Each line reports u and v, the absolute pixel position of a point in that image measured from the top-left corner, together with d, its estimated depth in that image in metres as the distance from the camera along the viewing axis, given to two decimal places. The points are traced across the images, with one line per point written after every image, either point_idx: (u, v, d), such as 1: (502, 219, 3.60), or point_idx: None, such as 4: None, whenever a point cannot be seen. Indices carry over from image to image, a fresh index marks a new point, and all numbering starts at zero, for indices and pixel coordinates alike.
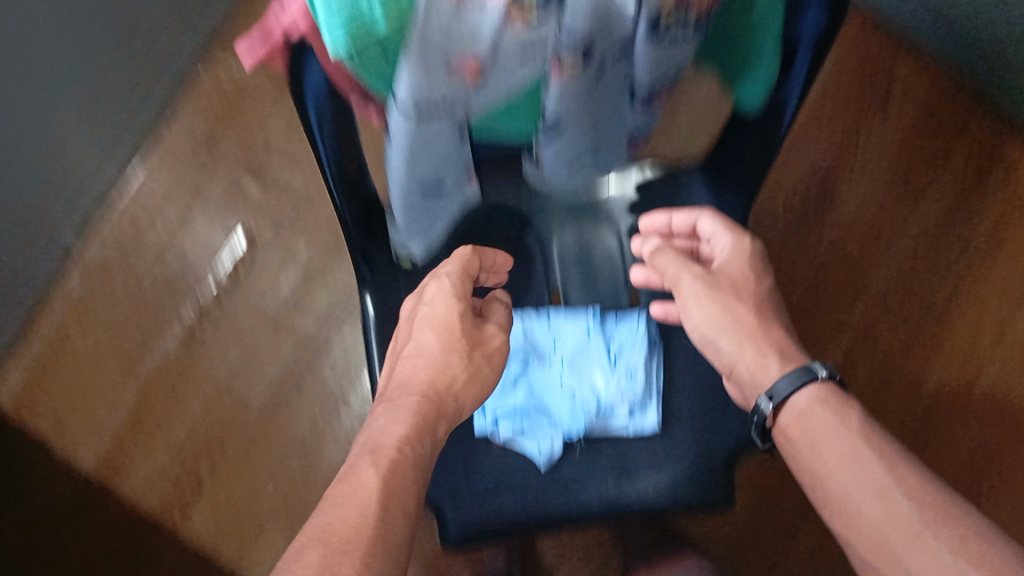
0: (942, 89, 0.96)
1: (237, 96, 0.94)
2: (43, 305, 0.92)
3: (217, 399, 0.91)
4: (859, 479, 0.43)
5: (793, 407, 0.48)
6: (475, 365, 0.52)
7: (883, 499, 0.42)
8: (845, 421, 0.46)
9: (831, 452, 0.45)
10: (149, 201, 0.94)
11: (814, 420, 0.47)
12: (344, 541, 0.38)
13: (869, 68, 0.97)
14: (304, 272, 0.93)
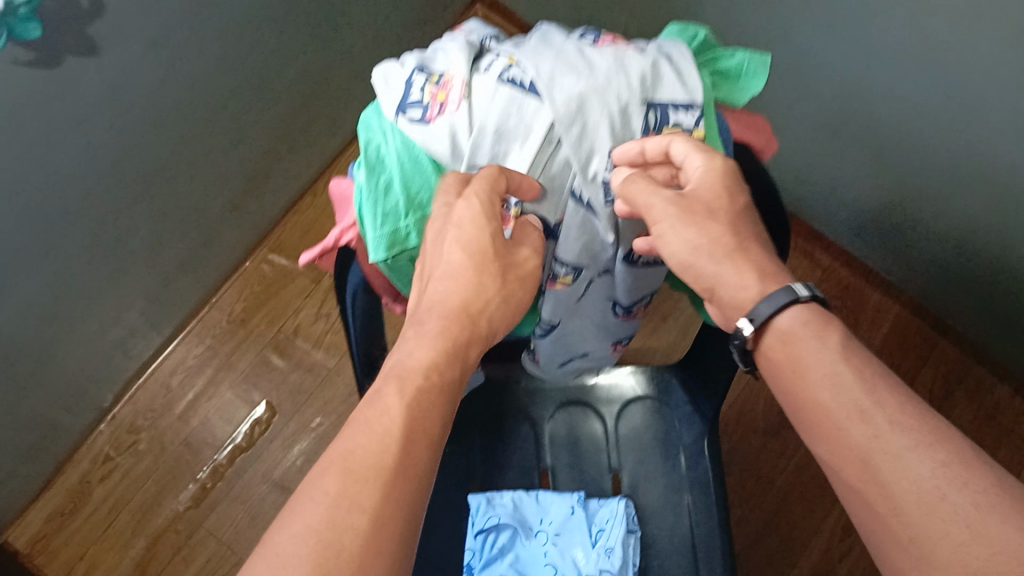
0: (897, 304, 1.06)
1: (260, 279, 1.06)
2: (71, 460, 0.99)
3: (220, 562, 0.95)
4: (837, 395, 0.42)
5: (775, 328, 0.45)
6: (509, 288, 0.50)
7: (863, 416, 0.40)
8: (820, 339, 0.44)
9: (808, 356, 0.43)
10: (184, 375, 1.03)
11: (806, 332, 0.44)
12: (365, 468, 0.38)
13: (833, 303, 1.07)
14: (316, 441, 1.00)
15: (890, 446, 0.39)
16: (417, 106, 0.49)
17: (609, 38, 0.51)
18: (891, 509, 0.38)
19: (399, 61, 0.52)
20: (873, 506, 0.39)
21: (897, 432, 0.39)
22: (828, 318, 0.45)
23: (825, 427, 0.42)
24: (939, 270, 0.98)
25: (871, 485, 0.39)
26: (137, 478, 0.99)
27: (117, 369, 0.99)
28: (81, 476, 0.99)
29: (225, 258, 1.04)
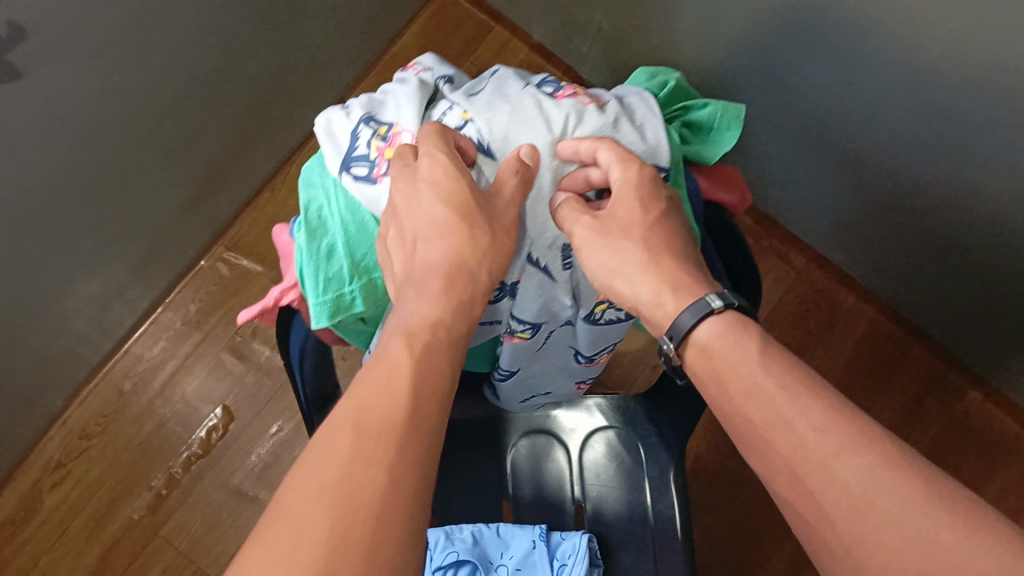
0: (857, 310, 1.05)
1: (219, 277, 1.01)
2: (20, 467, 0.96)
3: (176, 572, 0.93)
4: (765, 406, 0.40)
5: (694, 341, 0.43)
6: (499, 241, 0.45)
7: (787, 427, 0.39)
8: (742, 349, 0.42)
9: (736, 369, 0.41)
10: (137, 376, 0.99)
11: (726, 344, 0.42)
12: (377, 431, 0.35)
13: (792, 311, 1.05)
14: (276, 447, 0.97)
15: (817, 451, 0.38)
16: (362, 162, 0.47)
17: (568, 88, 0.50)
18: (822, 521, 0.37)
19: (345, 108, 0.49)
20: (810, 520, 0.38)
21: (824, 436, 0.38)
22: (746, 326, 0.42)
23: (758, 433, 0.40)
24: (915, 280, 0.95)
25: (808, 500, 0.38)
26: (90, 486, 0.96)
27: (66, 374, 0.95)
28: (31, 483, 0.96)
29: (179, 257, 1.00)
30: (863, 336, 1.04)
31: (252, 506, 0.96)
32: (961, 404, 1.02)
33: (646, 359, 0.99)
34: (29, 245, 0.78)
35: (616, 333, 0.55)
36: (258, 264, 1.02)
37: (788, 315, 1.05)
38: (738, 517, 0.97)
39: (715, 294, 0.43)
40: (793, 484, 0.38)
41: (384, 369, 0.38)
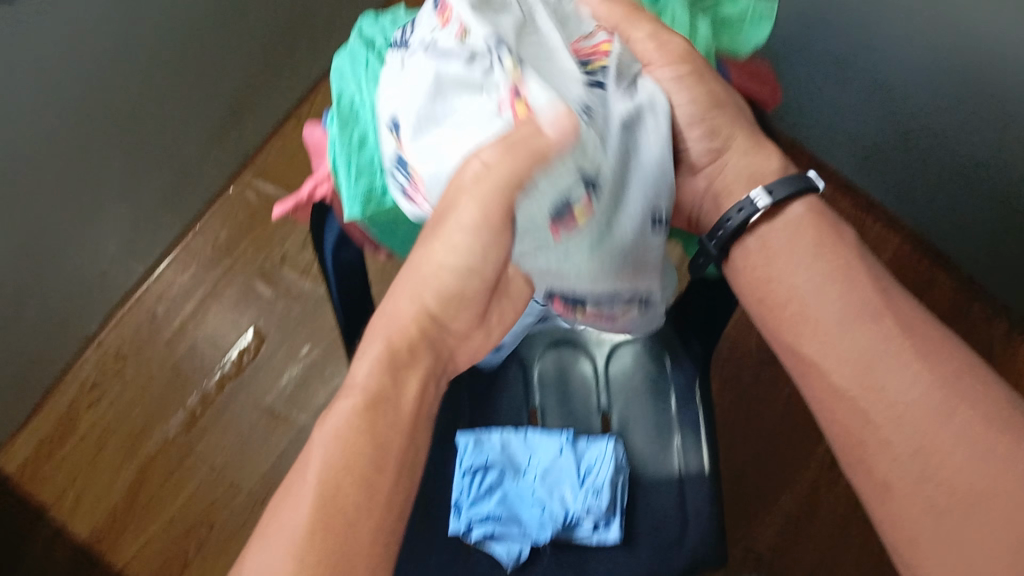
0: (880, 238, 1.04)
1: (247, 204, 1.03)
2: (59, 387, 0.99)
3: (211, 487, 0.97)
4: (827, 292, 0.46)
5: (784, 215, 0.49)
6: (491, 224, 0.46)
7: (857, 321, 0.44)
8: (831, 238, 0.48)
9: (824, 258, 0.47)
10: (167, 301, 1.01)
11: (819, 221, 0.48)
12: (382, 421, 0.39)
13: None
14: (306, 369, 0.99)
15: (873, 347, 0.43)
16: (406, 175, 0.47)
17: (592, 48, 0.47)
18: (868, 400, 0.43)
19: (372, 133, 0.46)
20: (844, 393, 0.44)
21: (886, 336, 0.43)
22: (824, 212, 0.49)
23: (822, 321, 0.45)
24: (942, 207, 0.95)
25: (870, 389, 0.42)
26: (126, 406, 0.98)
27: (100, 297, 0.97)
28: (69, 403, 0.98)
29: (209, 183, 1.01)
30: (886, 266, 1.04)
31: (284, 426, 0.98)
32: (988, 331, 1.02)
33: None
34: (57, 168, 0.80)
35: (668, 284, 0.56)
36: (285, 191, 1.03)
37: None
38: (761, 440, 0.99)
39: (760, 189, 0.49)
40: (859, 373, 0.43)
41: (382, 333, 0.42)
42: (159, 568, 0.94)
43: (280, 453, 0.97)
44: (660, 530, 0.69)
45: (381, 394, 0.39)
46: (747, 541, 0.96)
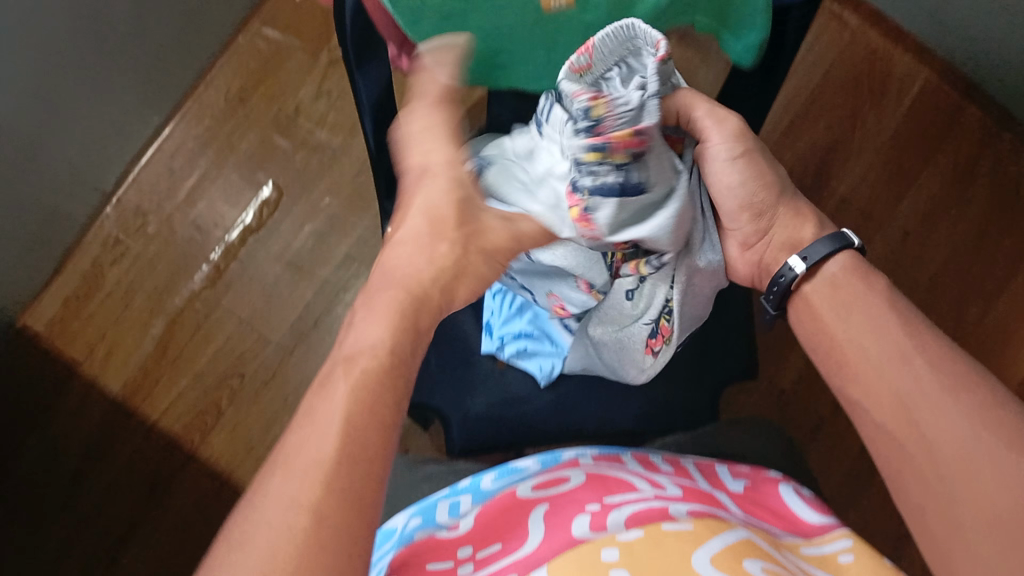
0: (903, 72, 1.01)
1: (259, 52, 1.00)
2: (80, 245, 0.99)
3: (240, 340, 0.97)
4: (874, 336, 0.44)
5: (822, 274, 0.48)
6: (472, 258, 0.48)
7: (903, 360, 0.43)
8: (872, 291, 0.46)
9: (860, 313, 0.45)
10: (183, 154, 1.00)
11: (851, 279, 0.47)
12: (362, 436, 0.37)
13: (839, 75, 1.01)
14: (326, 221, 0.99)
15: (921, 386, 0.41)
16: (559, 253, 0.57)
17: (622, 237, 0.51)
18: (911, 433, 0.41)
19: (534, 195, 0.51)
20: (892, 431, 0.42)
21: (936, 375, 0.41)
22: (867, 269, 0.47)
23: (867, 376, 0.44)
24: (976, 28, 0.91)
25: (910, 430, 0.41)
26: (148, 261, 0.99)
27: (115, 151, 0.96)
28: (92, 261, 0.98)
29: (217, 32, 0.98)
30: (909, 101, 1.01)
31: (308, 278, 0.98)
32: (1011, 164, 1.00)
33: None
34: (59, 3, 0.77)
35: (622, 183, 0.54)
36: (296, 39, 1.00)
37: (832, 77, 1.01)
38: None
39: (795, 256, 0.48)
40: (894, 416, 0.42)
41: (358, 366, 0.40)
42: (192, 418, 0.96)
43: (305, 304, 0.98)
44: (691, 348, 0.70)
45: (408, 323, 0.44)
46: (773, 378, 0.99)
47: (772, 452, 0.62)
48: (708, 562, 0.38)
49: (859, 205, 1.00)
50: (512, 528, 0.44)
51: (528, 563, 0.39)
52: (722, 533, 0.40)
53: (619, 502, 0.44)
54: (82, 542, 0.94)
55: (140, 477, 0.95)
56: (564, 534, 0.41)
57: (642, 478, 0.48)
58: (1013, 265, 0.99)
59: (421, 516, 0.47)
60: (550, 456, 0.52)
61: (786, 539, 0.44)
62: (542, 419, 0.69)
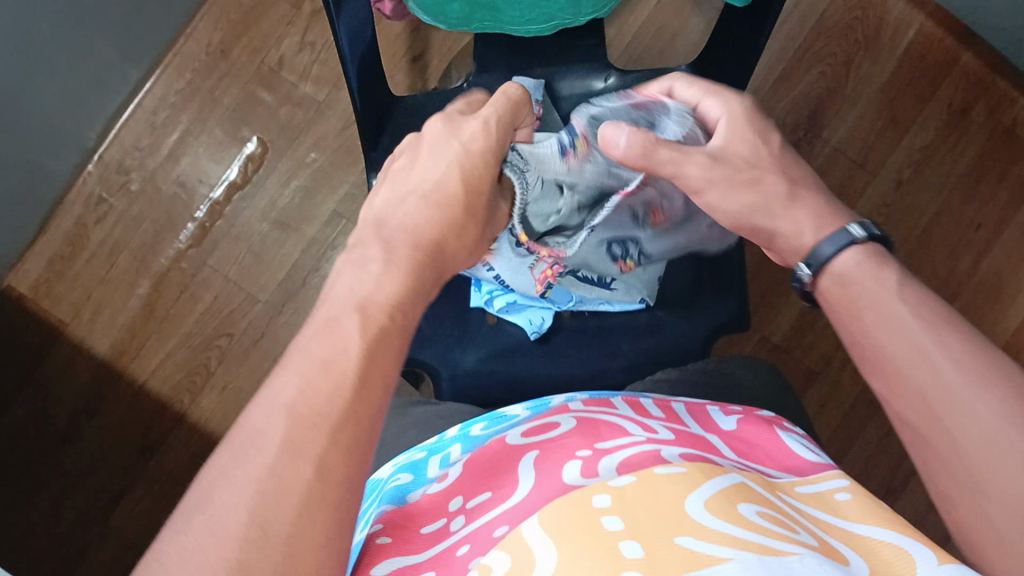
0: (899, 16, 0.99)
1: (240, 4, 0.98)
2: (62, 203, 0.97)
3: (228, 299, 0.97)
4: (889, 333, 0.45)
5: (830, 271, 0.49)
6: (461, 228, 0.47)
7: (919, 356, 0.43)
8: (879, 280, 0.47)
9: (874, 314, 0.46)
10: (165, 111, 0.98)
11: (862, 274, 0.47)
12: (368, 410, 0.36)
13: (836, 20, 0.99)
14: (312, 178, 0.97)
15: (944, 381, 0.42)
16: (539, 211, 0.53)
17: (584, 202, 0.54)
18: (944, 437, 0.42)
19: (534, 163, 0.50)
20: (929, 436, 0.42)
21: (958, 368, 0.42)
22: (884, 256, 0.48)
23: (899, 375, 0.44)
24: None
25: (927, 418, 0.42)
26: (132, 220, 0.97)
27: (95, 107, 0.94)
28: (75, 220, 0.97)
29: None
30: (905, 47, 0.99)
31: (295, 236, 0.97)
32: (1005, 110, 0.99)
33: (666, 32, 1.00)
34: None
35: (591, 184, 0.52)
36: None
37: (828, 22, 0.99)
38: None
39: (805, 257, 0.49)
40: (917, 408, 0.43)
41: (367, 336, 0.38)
42: (182, 379, 0.96)
43: (293, 262, 0.97)
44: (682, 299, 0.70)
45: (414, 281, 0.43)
46: (764, 331, 0.98)
47: (775, 388, 0.63)
48: (703, 506, 0.35)
49: (854, 154, 0.99)
50: (501, 475, 0.42)
51: (517, 514, 0.37)
52: (715, 478, 0.38)
53: (611, 449, 0.41)
54: (75, 503, 0.94)
55: (131, 438, 0.95)
56: (555, 480, 0.39)
57: (632, 422, 0.46)
58: (1004, 213, 0.99)
59: (411, 473, 0.48)
60: (539, 404, 0.52)
61: (783, 480, 0.43)
62: (534, 371, 0.69)
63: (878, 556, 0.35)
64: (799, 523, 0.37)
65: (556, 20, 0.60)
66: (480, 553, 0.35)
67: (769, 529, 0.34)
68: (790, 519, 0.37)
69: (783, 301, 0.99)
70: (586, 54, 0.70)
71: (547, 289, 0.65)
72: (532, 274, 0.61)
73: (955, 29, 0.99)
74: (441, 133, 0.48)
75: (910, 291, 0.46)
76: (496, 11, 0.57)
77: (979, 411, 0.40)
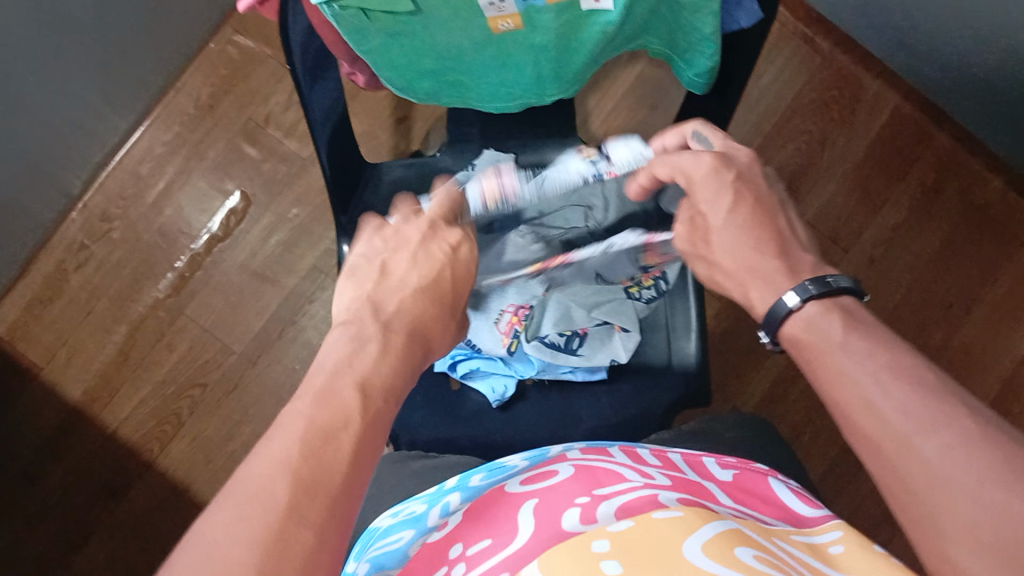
0: (874, 95, 1.01)
1: (230, 60, 1.00)
2: (44, 247, 0.98)
3: (202, 348, 0.97)
4: (844, 385, 0.43)
5: (788, 332, 0.48)
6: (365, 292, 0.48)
7: (871, 410, 0.41)
8: (827, 335, 0.45)
9: (827, 370, 0.44)
10: (151, 160, 0.99)
11: (815, 334, 0.46)
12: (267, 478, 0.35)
13: (812, 97, 1.01)
14: (293, 233, 0.99)
15: (895, 432, 0.40)
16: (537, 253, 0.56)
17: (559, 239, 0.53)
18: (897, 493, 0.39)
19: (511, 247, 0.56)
20: (892, 484, 0.40)
21: (917, 407, 0.40)
22: (846, 309, 0.46)
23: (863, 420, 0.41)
24: (946, 59, 0.91)
25: (886, 468, 0.40)
26: (113, 266, 0.98)
27: (82, 154, 0.95)
28: (56, 264, 0.98)
29: (188, 37, 0.98)
30: (880, 125, 1.01)
31: (272, 288, 0.98)
32: (979, 187, 1.01)
33: (645, 103, 1.02)
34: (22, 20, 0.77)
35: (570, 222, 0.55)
36: (267, 47, 1.00)
37: (805, 99, 1.01)
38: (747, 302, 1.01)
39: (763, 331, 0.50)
40: (874, 458, 0.41)
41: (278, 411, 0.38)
42: (152, 426, 0.96)
43: (270, 315, 0.98)
44: (649, 365, 0.71)
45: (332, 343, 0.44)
46: (735, 399, 1.00)
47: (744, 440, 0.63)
48: (701, 551, 0.35)
49: (829, 227, 1.01)
50: (499, 523, 0.42)
51: (519, 560, 0.37)
52: (712, 521, 0.38)
53: (609, 494, 0.42)
54: (37, 548, 0.93)
55: (98, 483, 0.95)
56: (553, 528, 0.39)
57: (630, 468, 0.46)
58: (976, 291, 1.00)
59: (411, 527, 0.48)
60: (538, 454, 0.52)
61: (779, 529, 0.43)
62: (491, 434, 0.69)
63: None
64: (794, 568, 0.36)
65: (523, 98, 0.61)
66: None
67: (767, 574, 0.34)
68: (787, 563, 0.37)
69: (756, 370, 1.01)
70: (557, 131, 0.71)
71: (513, 343, 0.66)
72: (498, 328, 0.65)
73: (929, 108, 1.01)
74: (428, 235, 0.50)
75: (858, 344, 0.43)
76: (464, 88, 0.60)
77: (928, 454, 0.38)
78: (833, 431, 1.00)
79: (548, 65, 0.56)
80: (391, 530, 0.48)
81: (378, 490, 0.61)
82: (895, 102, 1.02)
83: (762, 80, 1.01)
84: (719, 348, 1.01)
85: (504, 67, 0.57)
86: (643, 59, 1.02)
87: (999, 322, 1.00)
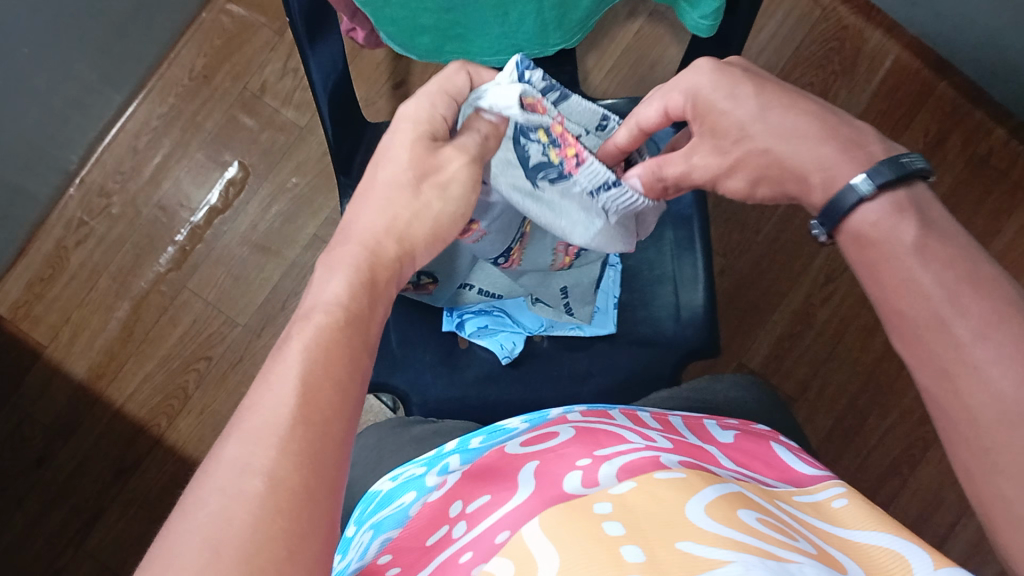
0: (874, 45, 1.01)
1: (223, 30, 0.99)
2: (43, 226, 0.97)
3: (207, 321, 0.97)
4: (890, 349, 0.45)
5: (847, 229, 0.45)
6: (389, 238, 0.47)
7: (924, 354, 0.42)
8: (897, 236, 0.43)
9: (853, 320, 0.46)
10: (147, 135, 0.98)
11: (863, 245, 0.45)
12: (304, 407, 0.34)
13: (812, 49, 1.00)
14: (293, 202, 0.98)
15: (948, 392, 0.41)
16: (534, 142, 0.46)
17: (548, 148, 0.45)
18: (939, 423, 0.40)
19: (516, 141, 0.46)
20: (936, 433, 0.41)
21: None
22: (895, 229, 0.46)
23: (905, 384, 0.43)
24: (946, 7, 0.90)
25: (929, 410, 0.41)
26: (114, 242, 0.97)
27: (77, 129, 0.94)
28: (55, 242, 0.97)
29: (180, 7, 0.96)
30: (882, 75, 1.01)
31: (274, 259, 0.97)
32: (985, 136, 1.00)
33: (645, 63, 1.01)
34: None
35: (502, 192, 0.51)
36: (261, 15, 0.99)
37: (805, 51, 1.00)
38: (753, 260, 1.00)
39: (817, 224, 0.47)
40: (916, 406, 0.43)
41: (313, 326, 0.38)
42: (160, 401, 0.96)
43: (274, 285, 0.97)
44: (656, 318, 0.70)
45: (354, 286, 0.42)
46: (741, 357, 1.00)
47: (754, 409, 0.62)
48: (703, 512, 0.35)
49: None
50: (500, 481, 0.42)
51: (517, 519, 0.36)
52: (714, 484, 0.38)
53: (611, 455, 0.41)
54: (51, 524, 0.94)
55: (108, 459, 0.95)
56: (554, 489, 0.38)
57: (632, 431, 0.46)
58: (985, 241, 1.00)
59: (414, 488, 0.47)
60: (537, 416, 0.51)
61: (780, 488, 0.43)
62: (500, 392, 0.68)
63: (872, 560, 0.35)
64: (797, 531, 0.36)
65: (525, 48, 0.60)
66: (481, 559, 0.33)
67: (770, 535, 0.33)
68: (791, 526, 0.36)
69: (766, 324, 1.00)
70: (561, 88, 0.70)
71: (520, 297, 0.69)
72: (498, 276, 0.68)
73: (928, 57, 1.00)
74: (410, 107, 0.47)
75: None
76: (466, 43, 0.59)
77: None
78: (846, 383, 1.00)
79: (551, 11, 0.56)
80: (394, 495, 0.48)
81: (378, 452, 0.60)
82: (894, 51, 1.01)
83: (762, 34, 1.00)
84: (727, 306, 1.01)
85: (503, 20, 0.56)
86: (641, 18, 1.01)
87: (1008, 269, 1.00)
